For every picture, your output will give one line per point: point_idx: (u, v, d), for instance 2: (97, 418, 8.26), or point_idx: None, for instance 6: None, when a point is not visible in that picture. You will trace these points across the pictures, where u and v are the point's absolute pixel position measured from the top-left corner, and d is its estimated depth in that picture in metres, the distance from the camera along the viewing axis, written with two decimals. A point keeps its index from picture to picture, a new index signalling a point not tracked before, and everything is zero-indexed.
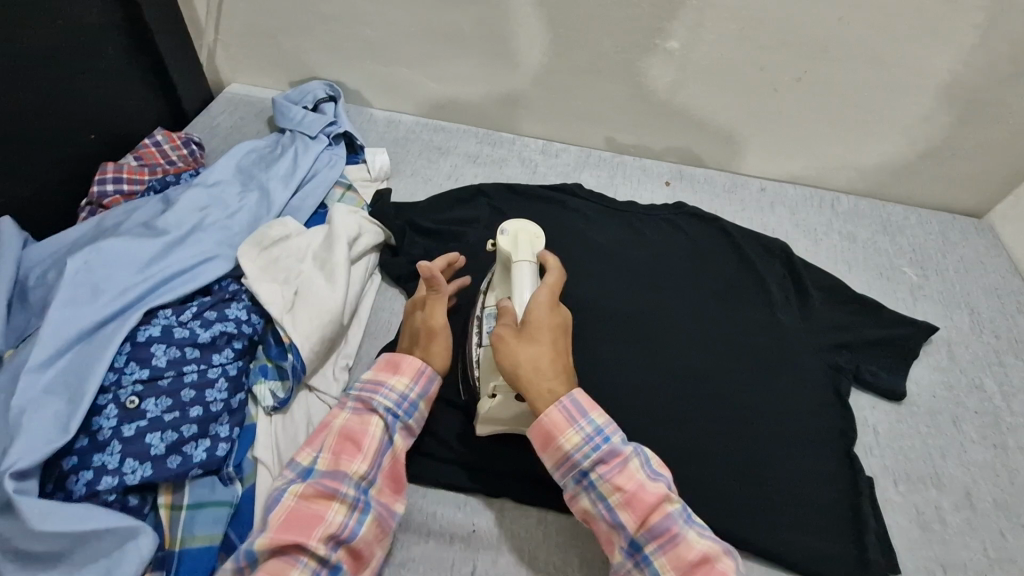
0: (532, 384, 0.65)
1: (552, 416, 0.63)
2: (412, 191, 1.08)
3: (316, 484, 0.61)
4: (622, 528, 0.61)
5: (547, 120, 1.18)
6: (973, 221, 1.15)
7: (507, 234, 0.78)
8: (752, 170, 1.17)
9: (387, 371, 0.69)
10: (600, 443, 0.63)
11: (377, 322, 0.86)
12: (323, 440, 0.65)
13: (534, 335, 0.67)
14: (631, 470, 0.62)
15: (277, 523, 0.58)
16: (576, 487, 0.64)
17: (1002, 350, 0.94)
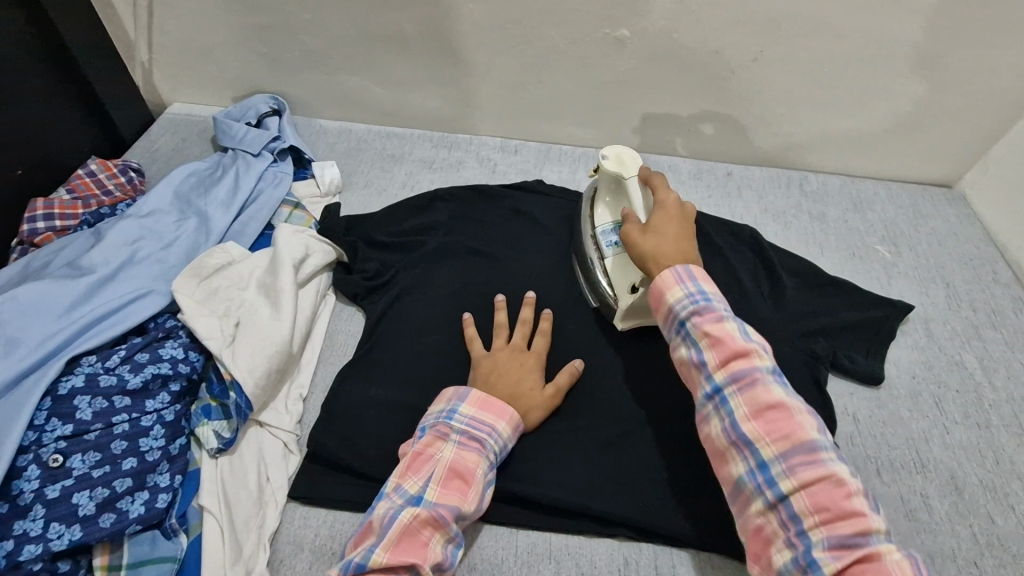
0: (661, 282, 0.63)
1: (677, 296, 0.62)
2: (365, 203, 1.03)
3: (433, 511, 0.58)
4: (746, 442, 0.55)
5: (503, 118, 1.14)
6: (944, 191, 1.13)
7: (610, 159, 0.83)
8: (716, 154, 1.14)
9: (492, 411, 0.67)
10: (731, 346, 0.58)
11: (332, 346, 0.82)
12: (432, 469, 0.62)
13: (659, 229, 0.69)
14: (766, 387, 0.56)
15: (391, 543, 0.56)
16: (704, 401, 0.59)
17: (980, 324, 0.91)
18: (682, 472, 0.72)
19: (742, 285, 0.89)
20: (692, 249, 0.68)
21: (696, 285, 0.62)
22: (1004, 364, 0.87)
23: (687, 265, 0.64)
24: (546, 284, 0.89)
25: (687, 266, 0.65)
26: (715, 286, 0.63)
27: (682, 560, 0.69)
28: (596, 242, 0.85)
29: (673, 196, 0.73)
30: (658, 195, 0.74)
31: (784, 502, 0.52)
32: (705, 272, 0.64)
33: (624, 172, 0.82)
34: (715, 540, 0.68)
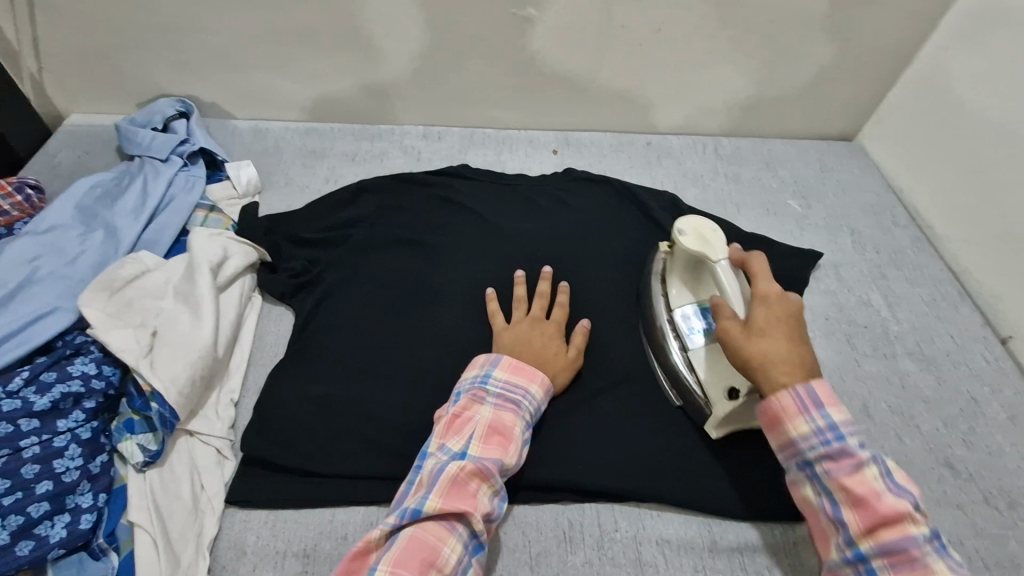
0: (781, 407, 0.61)
1: (800, 430, 0.60)
2: (288, 201, 1.01)
3: (478, 463, 0.61)
4: (845, 526, 0.57)
5: (423, 105, 1.13)
6: (846, 144, 1.20)
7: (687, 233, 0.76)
8: (635, 125, 1.18)
9: (526, 375, 0.70)
10: (880, 510, 0.55)
11: (262, 347, 0.80)
12: (472, 428, 0.65)
13: (766, 329, 0.65)
14: (865, 475, 0.57)
15: (441, 492, 0.58)
16: (802, 472, 0.61)
17: (883, 264, 0.98)
18: (617, 429, 0.75)
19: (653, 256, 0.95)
20: (806, 359, 0.64)
21: (821, 415, 0.60)
22: (905, 299, 0.94)
23: (810, 385, 0.61)
24: (477, 265, 0.90)
25: (808, 382, 0.62)
26: (842, 409, 0.60)
27: (625, 513, 0.71)
28: (676, 330, 0.78)
29: (775, 287, 0.68)
30: (755, 288, 0.69)
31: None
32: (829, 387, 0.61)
33: (709, 253, 0.74)
34: (654, 489, 0.71)
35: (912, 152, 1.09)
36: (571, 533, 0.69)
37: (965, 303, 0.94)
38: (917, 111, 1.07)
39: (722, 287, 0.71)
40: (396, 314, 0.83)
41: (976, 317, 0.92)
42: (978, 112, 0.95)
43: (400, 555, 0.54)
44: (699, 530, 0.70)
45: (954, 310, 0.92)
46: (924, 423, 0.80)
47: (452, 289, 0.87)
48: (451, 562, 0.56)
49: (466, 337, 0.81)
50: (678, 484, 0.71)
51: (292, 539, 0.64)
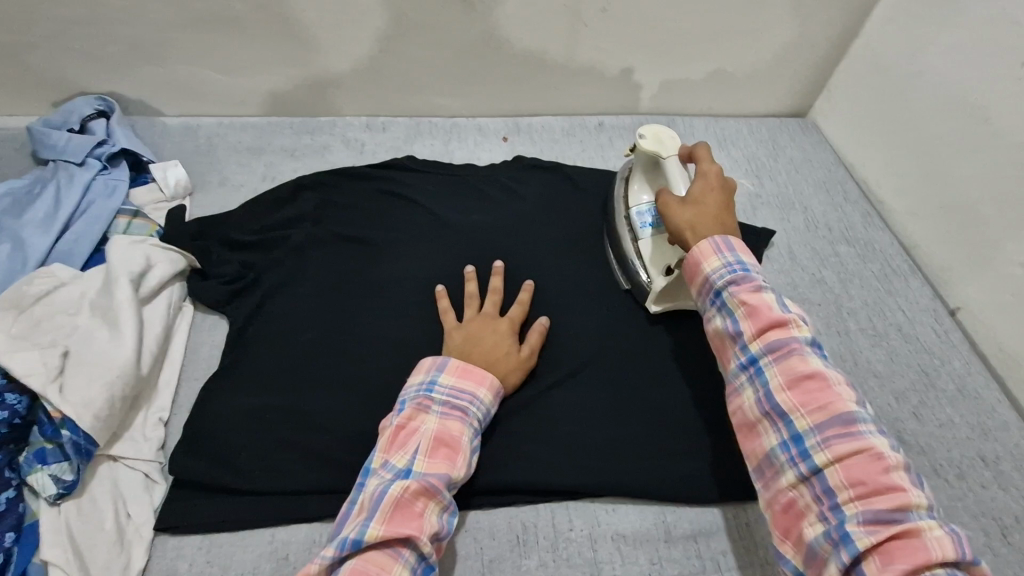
0: (698, 251, 0.63)
1: (713, 265, 0.62)
2: (222, 202, 0.95)
3: (423, 480, 0.57)
4: (781, 412, 0.54)
5: (365, 94, 1.08)
6: (798, 120, 1.20)
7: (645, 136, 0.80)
8: (587, 108, 1.15)
9: (472, 380, 0.67)
10: (770, 317, 0.57)
11: (195, 360, 0.76)
12: (416, 441, 0.61)
13: (699, 200, 0.68)
14: (801, 356, 0.55)
15: (383, 517, 0.55)
16: (737, 372, 0.58)
17: (835, 240, 0.98)
18: (571, 424, 0.73)
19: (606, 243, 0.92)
20: (731, 222, 0.67)
21: (733, 255, 0.62)
22: (857, 274, 0.93)
23: (727, 236, 0.64)
24: (423, 261, 0.86)
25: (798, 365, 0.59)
26: (752, 256, 0.63)
27: (581, 511, 0.69)
28: (630, 224, 0.83)
29: (718, 168, 0.71)
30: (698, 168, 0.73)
31: (818, 474, 0.51)
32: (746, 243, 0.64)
33: (660, 150, 0.79)
34: (610, 484, 0.69)
35: (862, 126, 1.08)
36: (524, 536, 0.67)
37: (915, 277, 0.94)
38: (866, 84, 1.07)
39: (670, 177, 0.77)
40: (338, 317, 0.79)
41: (926, 290, 0.92)
42: (924, 84, 0.95)
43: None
44: (654, 523, 0.68)
45: (904, 284, 0.93)
46: (876, 400, 0.80)
47: (396, 288, 0.83)
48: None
49: (413, 338, 0.78)
50: (635, 478, 0.69)
51: (230, 563, 0.61)
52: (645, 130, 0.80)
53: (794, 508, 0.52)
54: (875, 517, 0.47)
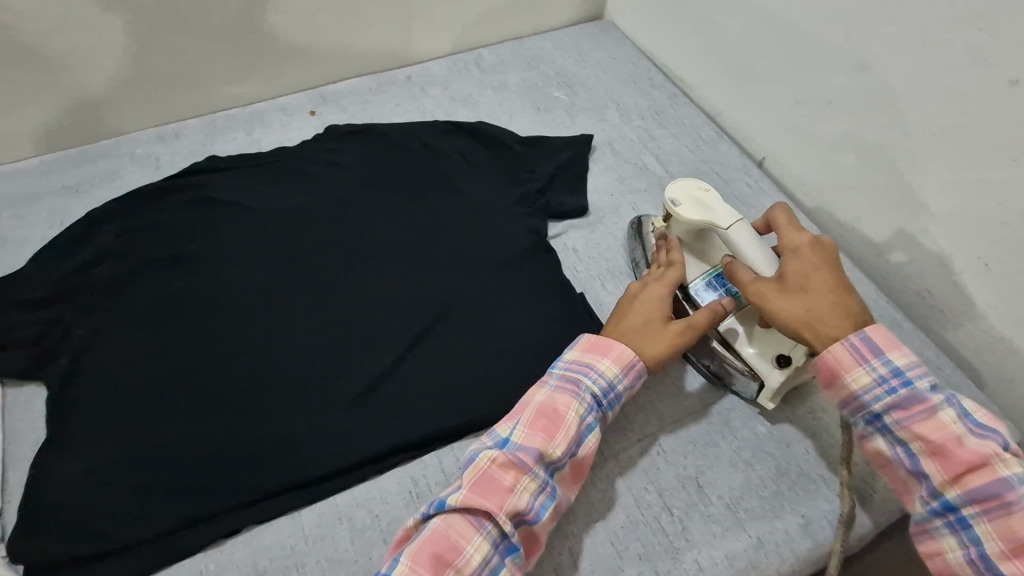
0: (833, 359, 0.59)
1: (858, 379, 0.58)
2: (6, 263, 0.85)
3: (511, 454, 0.57)
4: (966, 532, 0.53)
5: (140, 104, 0.98)
6: (596, 23, 1.23)
7: (680, 202, 0.71)
8: (388, 61, 1.11)
9: (595, 352, 0.64)
10: (939, 441, 0.54)
11: (18, 437, 0.68)
12: (523, 413, 0.61)
13: (803, 286, 0.61)
14: (939, 421, 0.55)
15: (470, 484, 0.56)
16: (915, 485, 0.56)
17: (650, 127, 1.03)
18: (440, 369, 0.73)
19: (432, 188, 0.90)
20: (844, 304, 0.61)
21: (881, 363, 0.58)
22: (675, 153, 0.99)
23: (867, 333, 0.59)
24: (246, 259, 0.82)
25: (859, 330, 0.59)
26: (901, 353, 0.58)
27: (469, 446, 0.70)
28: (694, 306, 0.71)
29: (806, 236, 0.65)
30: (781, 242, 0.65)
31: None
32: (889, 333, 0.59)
33: (715, 219, 0.68)
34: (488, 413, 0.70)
35: (650, 13, 1.13)
36: (417, 490, 0.67)
37: (723, 140, 1.01)
38: None
39: (744, 252, 0.66)
40: (171, 343, 0.74)
41: (735, 150, 1.00)
42: None
43: (418, 550, 0.54)
44: None
45: (716, 150, 1.00)
46: None
47: (227, 293, 0.78)
48: (474, 562, 0.54)
49: (258, 339, 0.74)
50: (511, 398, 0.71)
51: None
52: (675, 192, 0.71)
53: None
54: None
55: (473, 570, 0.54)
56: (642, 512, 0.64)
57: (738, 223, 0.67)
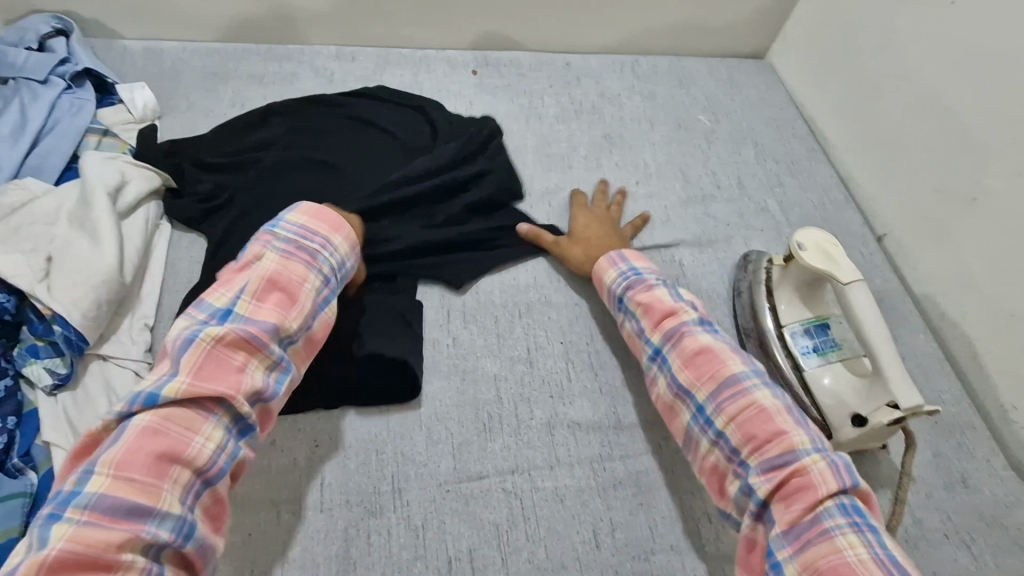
0: (600, 267, 0.80)
1: (611, 277, 0.78)
2: (191, 126, 0.96)
3: (239, 332, 0.58)
4: (685, 391, 0.68)
5: (333, 22, 1.08)
6: (756, 62, 1.25)
7: (807, 247, 0.73)
8: (553, 44, 1.18)
9: (324, 225, 0.70)
10: (729, 395, 0.64)
11: (175, 273, 0.79)
12: (247, 279, 0.62)
13: (584, 236, 0.86)
14: (734, 385, 0.65)
15: (189, 372, 0.55)
16: (649, 361, 0.72)
17: (780, 173, 1.05)
18: (534, 332, 0.80)
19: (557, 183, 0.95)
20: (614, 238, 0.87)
21: (628, 265, 0.79)
22: (799, 205, 1.01)
23: (621, 250, 0.81)
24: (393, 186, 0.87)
25: (621, 250, 0.82)
26: (643, 262, 0.80)
27: (544, 405, 0.74)
28: (788, 348, 0.75)
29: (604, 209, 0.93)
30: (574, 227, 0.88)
31: (723, 437, 0.64)
32: (645, 259, 0.80)
33: (836, 272, 0.71)
34: (569, 383, 0.76)
35: (812, 66, 1.15)
36: (489, 423, 0.71)
37: (849, 206, 1.02)
38: (816, 25, 1.13)
39: (857, 315, 0.69)
40: None
41: (858, 218, 1.01)
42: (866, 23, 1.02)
43: (123, 458, 0.50)
44: (606, 414, 0.74)
45: (838, 212, 1.01)
46: None
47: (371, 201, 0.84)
48: (205, 451, 0.54)
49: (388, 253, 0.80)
50: (590, 377, 0.77)
51: None
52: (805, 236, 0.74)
53: (716, 471, 0.64)
54: (770, 464, 0.59)
55: (205, 460, 0.54)
56: (683, 511, 0.69)
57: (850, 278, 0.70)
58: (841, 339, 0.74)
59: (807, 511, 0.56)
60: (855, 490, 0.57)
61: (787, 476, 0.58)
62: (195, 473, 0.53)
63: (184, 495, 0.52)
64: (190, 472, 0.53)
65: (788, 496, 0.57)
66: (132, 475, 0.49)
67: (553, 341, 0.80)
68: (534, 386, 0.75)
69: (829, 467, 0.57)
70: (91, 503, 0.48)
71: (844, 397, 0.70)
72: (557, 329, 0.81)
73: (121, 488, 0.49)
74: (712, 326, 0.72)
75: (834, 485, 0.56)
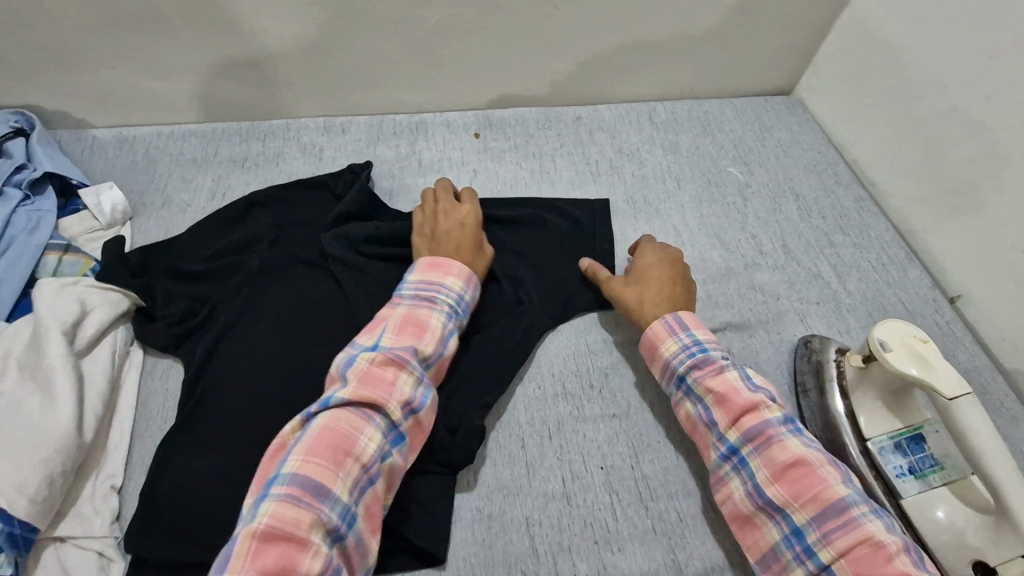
0: (654, 332, 0.69)
1: (671, 349, 0.68)
2: (166, 227, 0.86)
3: (390, 351, 0.60)
4: (776, 507, 0.58)
5: (318, 94, 0.98)
6: (784, 99, 1.14)
7: (891, 346, 0.63)
8: (562, 97, 1.06)
9: (437, 271, 0.70)
10: (834, 511, 0.55)
11: (148, 412, 0.68)
12: (386, 322, 0.65)
13: (640, 279, 0.75)
14: (840, 502, 0.56)
15: (356, 381, 0.58)
16: (721, 462, 0.62)
17: (829, 230, 0.94)
18: (567, 458, 0.68)
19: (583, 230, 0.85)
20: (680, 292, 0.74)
21: (688, 335, 0.68)
22: (854, 268, 0.90)
23: (677, 313, 0.70)
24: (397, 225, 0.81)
25: (676, 313, 0.71)
26: (705, 331, 0.69)
27: (585, 555, 0.62)
28: (877, 468, 0.64)
29: (652, 257, 0.77)
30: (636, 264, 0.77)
31: (827, 570, 0.54)
32: (696, 317, 0.71)
33: (935, 382, 0.59)
34: (613, 521, 0.65)
35: (852, 103, 1.02)
36: None
37: (912, 265, 0.91)
38: (855, 59, 1.00)
39: (968, 434, 0.57)
40: (307, 358, 0.72)
41: (923, 279, 0.89)
42: (918, 58, 0.89)
43: (311, 444, 0.53)
44: (663, 562, 0.62)
45: (902, 273, 0.90)
46: None
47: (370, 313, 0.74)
48: (369, 449, 0.55)
49: None
50: (637, 512, 0.65)
51: None
52: (887, 332, 0.63)
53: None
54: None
55: (370, 458, 0.55)
56: None
57: (953, 380, 0.59)
58: (943, 456, 0.63)
59: None
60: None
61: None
62: (363, 469, 0.55)
63: (352, 488, 0.53)
64: (361, 466, 0.54)
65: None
66: (319, 459, 0.52)
67: (592, 468, 0.68)
68: (575, 531, 0.64)
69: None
70: (286, 481, 0.51)
71: (958, 536, 0.58)
72: (595, 450, 0.69)
73: (311, 469, 0.52)
74: (793, 424, 0.63)
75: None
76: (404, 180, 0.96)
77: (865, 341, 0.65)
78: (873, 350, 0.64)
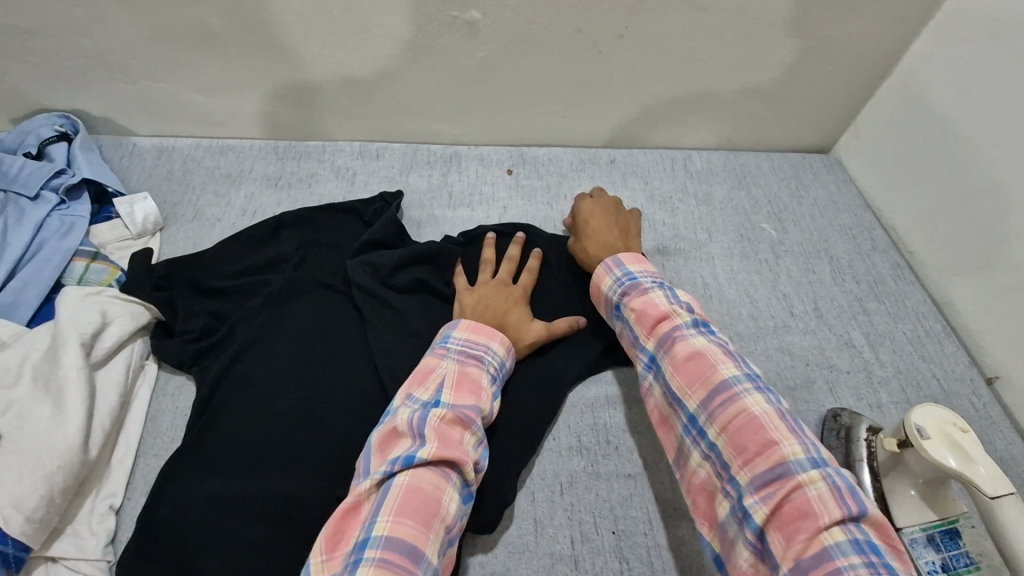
0: (596, 275, 0.72)
1: (608, 284, 0.70)
2: (194, 240, 0.87)
3: (457, 411, 0.59)
4: (676, 398, 0.58)
5: (357, 119, 0.98)
6: (822, 157, 1.12)
7: (929, 434, 0.60)
8: (598, 140, 1.06)
9: (485, 333, 0.67)
10: (719, 390, 0.55)
11: (155, 432, 0.67)
12: (441, 378, 0.62)
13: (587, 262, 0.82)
14: (727, 383, 0.55)
15: (434, 439, 0.55)
16: (644, 371, 0.64)
17: (863, 297, 0.91)
18: (577, 519, 0.66)
19: None
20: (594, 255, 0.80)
21: (625, 271, 0.70)
22: (888, 339, 0.87)
23: (619, 255, 0.72)
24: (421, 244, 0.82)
25: (617, 255, 0.73)
26: (644, 266, 0.71)
27: None
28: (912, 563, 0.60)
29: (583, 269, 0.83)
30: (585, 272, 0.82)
31: (713, 448, 0.54)
32: (637, 254, 0.73)
33: (980, 479, 0.56)
34: None
35: (893, 169, 1.00)
36: None
37: (949, 340, 0.88)
38: (899, 124, 0.98)
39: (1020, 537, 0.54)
40: (318, 386, 0.70)
41: (960, 356, 0.86)
42: (965, 132, 0.87)
43: (399, 506, 0.51)
44: None
45: (939, 349, 0.86)
46: None
47: (386, 349, 0.72)
48: (451, 510, 0.54)
49: None
50: None
51: None
52: (924, 419, 0.61)
53: (706, 490, 0.55)
54: (762, 480, 0.49)
55: (452, 520, 0.54)
56: None
57: (992, 471, 0.57)
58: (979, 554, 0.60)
59: (805, 543, 0.46)
60: (865, 519, 0.47)
61: (782, 493, 0.48)
62: (447, 531, 0.53)
63: (439, 552, 0.52)
64: (445, 528, 0.53)
65: (788, 527, 0.47)
66: (410, 522, 0.50)
67: (603, 531, 0.65)
68: None
69: (830, 489, 0.47)
70: (382, 545, 0.49)
71: None
72: (607, 513, 0.66)
73: (404, 533, 0.50)
74: (706, 328, 0.62)
75: (837, 514, 0.46)
76: (433, 211, 0.95)
77: (902, 426, 0.61)
78: (911, 436, 0.61)
